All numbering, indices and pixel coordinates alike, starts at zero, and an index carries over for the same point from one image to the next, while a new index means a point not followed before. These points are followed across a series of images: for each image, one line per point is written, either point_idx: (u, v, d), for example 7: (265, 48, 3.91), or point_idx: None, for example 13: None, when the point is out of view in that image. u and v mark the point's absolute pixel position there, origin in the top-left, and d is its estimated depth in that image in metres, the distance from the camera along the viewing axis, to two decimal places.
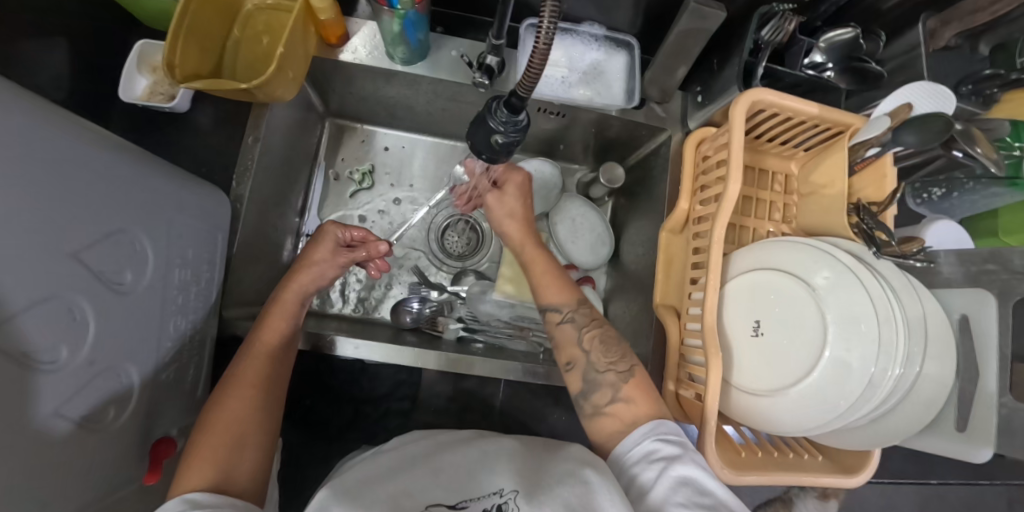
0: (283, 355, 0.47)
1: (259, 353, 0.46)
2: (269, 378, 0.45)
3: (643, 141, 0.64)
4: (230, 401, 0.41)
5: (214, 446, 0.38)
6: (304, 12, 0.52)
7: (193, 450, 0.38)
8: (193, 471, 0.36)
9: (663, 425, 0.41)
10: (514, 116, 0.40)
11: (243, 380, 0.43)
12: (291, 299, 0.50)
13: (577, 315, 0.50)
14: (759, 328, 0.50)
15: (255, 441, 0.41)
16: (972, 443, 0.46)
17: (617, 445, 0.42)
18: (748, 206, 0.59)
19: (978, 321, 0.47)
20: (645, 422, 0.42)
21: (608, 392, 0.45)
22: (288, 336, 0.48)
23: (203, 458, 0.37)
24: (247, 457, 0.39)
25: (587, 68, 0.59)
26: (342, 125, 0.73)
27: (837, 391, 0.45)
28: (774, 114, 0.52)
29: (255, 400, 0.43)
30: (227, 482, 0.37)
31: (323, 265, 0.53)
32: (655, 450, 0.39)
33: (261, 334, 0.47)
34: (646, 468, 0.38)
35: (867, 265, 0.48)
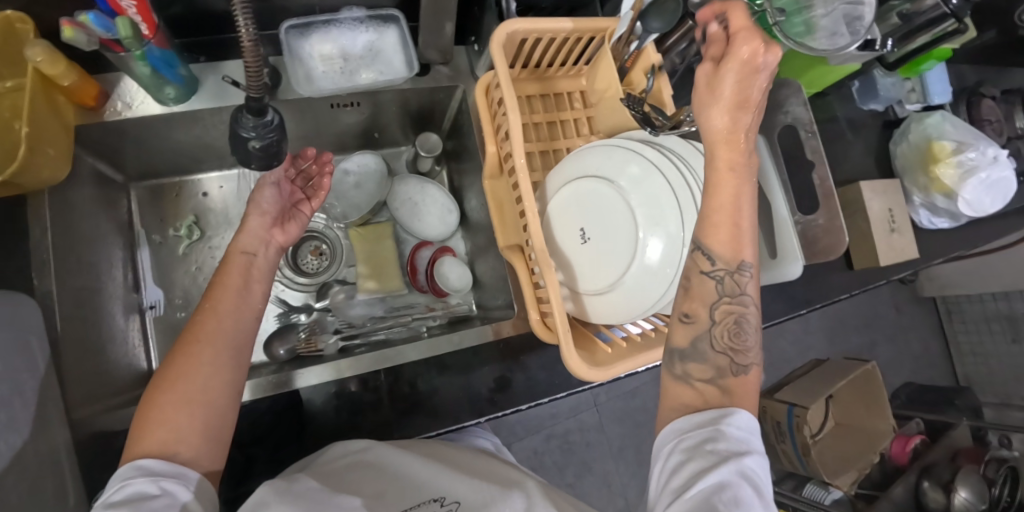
0: (239, 313, 0.45)
1: (212, 315, 0.44)
2: (224, 339, 0.42)
3: (445, 103, 0.66)
4: (181, 361, 0.40)
5: (172, 403, 0.37)
6: (38, 83, 0.49)
7: (151, 405, 0.37)
8: (149, 428, 0.36)
9: (733, 418, 0.36)
10: (261, 118, 0.41)
11: (197, 339, 0.41)
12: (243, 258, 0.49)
13: (728, 278, 0.39)
14: (585, 235, 0.53)
15: (210, 406, 0.39)
16: (784, 263, 0.50)
17: (672, 423, 0.38)
18: (555, 130, 0.63)
19: (757, 161, 0.52)
20: (709, 413, 0.37)
21: (709, 370, 0.39)
22: (242, 293, 0.47)
23: (155, 421, 0.36)
24: (200, 422, 0.38)
25: (362, 51, 0.59)
26: (152, 186, 0.71)
27: (663, 262, 0.48)
28: (537, 40, 0.55)
29: (209, 359, 0.41)
30: (176, 445, 0.36)
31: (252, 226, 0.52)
32: (701, 442, 0.35)
33: (213, 299, 0.45)
34: (676, 457, 0.35)
35: (654, 147, 0.52)
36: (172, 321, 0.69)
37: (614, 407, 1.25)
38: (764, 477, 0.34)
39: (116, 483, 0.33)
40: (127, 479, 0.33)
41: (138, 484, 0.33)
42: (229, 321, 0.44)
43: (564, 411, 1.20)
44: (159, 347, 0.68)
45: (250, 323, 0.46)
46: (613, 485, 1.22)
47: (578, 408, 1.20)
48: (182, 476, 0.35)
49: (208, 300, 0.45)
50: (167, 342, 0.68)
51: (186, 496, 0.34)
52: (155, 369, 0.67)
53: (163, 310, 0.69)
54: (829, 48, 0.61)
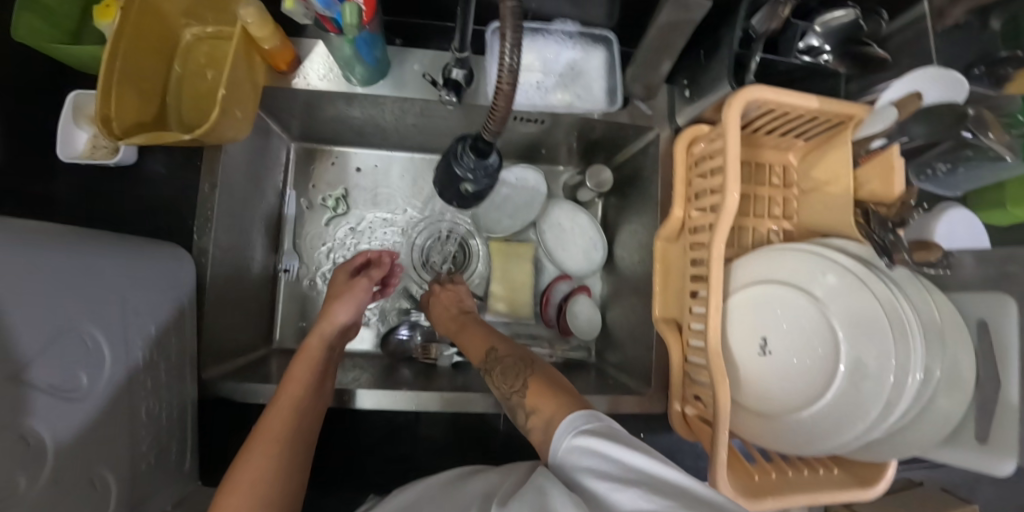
0: (308, 403, 0.45)
1: (284, 400, 0.44)
2: (293, 430, 0.42)
3: (631, 138, 0.62)
4: (257, 455, 0.38)
5: (246, 482, 0.35)
6: (243, 41, 0.47)
7: (224, 503, 0.34)
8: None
9: (583, 416, 0.35)
10: (482, 161, 0.36)
11: (266, 433, 0.40)
12: (317, 344, 0.51)
13: (489, 360, 0.50)
14: (766, 346, 0.47)
15: (285, 499, 0.37)
16: (992, 455, 0.41)
17: (550, 448, 0.35)
18: (747, 205, 0.57)
19: (996, 326, 0.43)
20: (564, 418, 0.36)
21: (523, 413, 0.42)
22: (316, 379, 0.48)
23: (232, 505, 0.34)
24: (276, 504, 0.36)
25: (564, 68, 0.56)
26: (311, 148, 0.70)
27: (855, 406, 0.42)
28: (769, 110, 0.49)
29: (282, 450, 0.39)
30: None
31: (344, 303, 0.56)
32: (587, 449, 0.31)
33: (284, 390, 0.45)
34: (580, 470, 0.30)
35: (876, 271, 0.45)
36: (299, 289, 0.68)
37: None
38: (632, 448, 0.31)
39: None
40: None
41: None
42: (302, 408, 0.44)
43: None
44: (283, 309, 0.68)
45: (316, 416, 0.45)
46: None
47: None
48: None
49: (278, 394, 0.45)
50: (290, 307, 0.68)
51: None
52: (276, 329, 0.67)
53: (295, 276, 0.69)
54: None
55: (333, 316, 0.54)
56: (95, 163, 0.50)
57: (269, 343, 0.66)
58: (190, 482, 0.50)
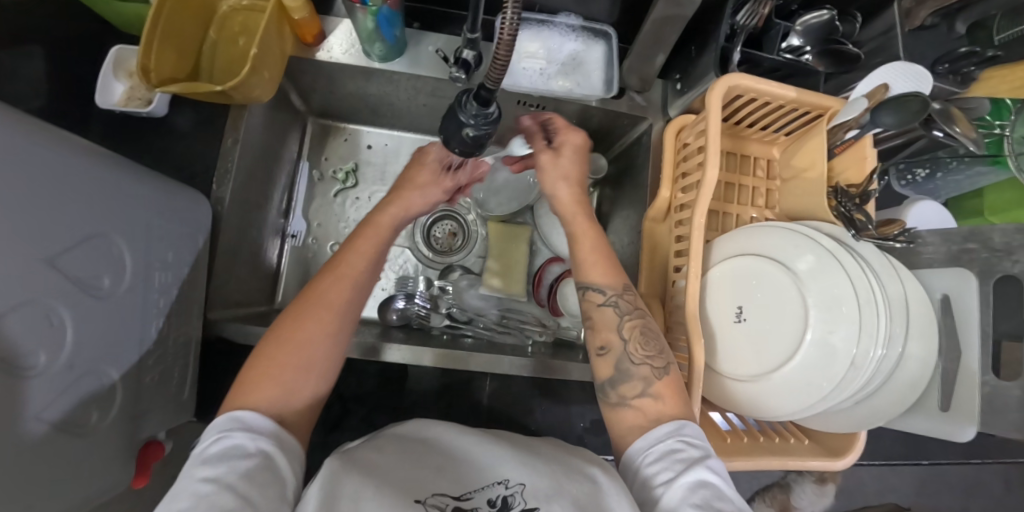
0: (364, 282, 0.44)
1: (341, 273, 0.44)
2: (342, 308, 0.43)
3: (626, 129, 0.65)
4: (299, 324, 0.40)
5: (283, 364, 0.38)
6: (276, 11, 0.52)
7: (268, 361, 0.38)
8: (261, 387, 0.37)
9: (686, 428, 0.40)
10: (483, 109, 0.40)
11: (316, 305, 0.41)
12: (387, 223, 0.48)
13: (621, 300, 0.47)
14: (742, 314, 0.50)
15: (320, 371, 0.40)
16: (954, 421, 0.44)
17: (635, 441, 0.41)
18: (730, 193, 0.60)
19: (958, 300, 0.46)
20: (667, 423, 0.41)
21: (639, 386, 0.44)
22: (374, 261, 0.46)
23: (266, 380, 0.37)
24: (308, 386, 0.39)
25: (565, 58, 0.60)
26: (327, 125, 0.75)
27: (820, 373, 0.45)
28: (751, 99, 0.53)
29: (327, 326, 0.41)
30: (286, 407, 0.37)
31: (423, 190, 0.51)
32: (677, 451, 0.38)
33: (345, 257, 0.44)
34: (665, 468, 0.37)
35: (846, 247, 0.48)
36: (304, 255, 0.71)
37: None
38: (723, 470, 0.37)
39: (214, 435, 0.33)
40: (227, 430, 0.34)
41: (237, 438, 0.33)
42: (353, 294, 0.44)
43: None
44: (288, 272, 0.71)
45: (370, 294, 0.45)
46: None
47: None
48: (278, 438, 0.35)
49: (337, 259, 0.45)
50: (295, 270, 0.71)
51: (280, 457, 0.34)
52: (279, 290, 0.70)
53: (301, 242, 0.72)
54: None
55: (407, 199, 0.50)
56: (128, 112, 0.55)
57: (271, 303, 0.68)
58: (186, 414, 0.52)
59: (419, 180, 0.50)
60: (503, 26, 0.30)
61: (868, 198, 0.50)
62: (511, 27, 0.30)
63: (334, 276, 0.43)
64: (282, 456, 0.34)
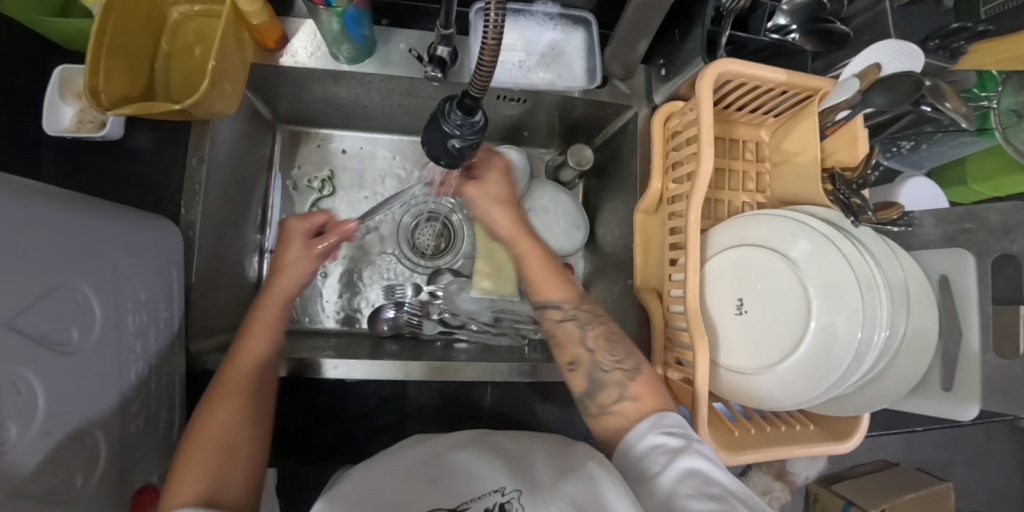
0: (267, 358, 0.45)
1: (242, 358, 0.44)
2: (253, 385, 0.43)
3: (610, 119, 0.63)
4: (214, 411, 0.40)
5: (203, 456, 0.37)
6: (232, 17, 0.48)
7: (183, 459, 0.37)
8: (182, 485, 0.35)
9: (666, 417, 0.41)
10: (469, 118, 0.38)
11: (224, 388, 0.42)
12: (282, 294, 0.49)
13: (580, 311, 0.49)
14: (742, 306, 0.49)
15: (247, 452, 0.39)
16: (958, 401, 0.45)
17: (624, 437, 0.42)
18: (721, 179, 0.58)
19: (957, 280, 0.46)
20: (648, 417, 0.42)
21: (615, 392, 0.45)
22: (275, 334, 0.47)
23: (192, 474, 0.36)
24: (238, 470, 0.38)
25: (544, 49, 0.57)
26: (296, 131, 0.70)
27: (824, 362, 0.45)
28: (741, 84, 0.51)
29: (241, 407, 0.41)
30: (218, 490, 0.36)
31: (297, 264, 0.51)
32: (660, 443, 0.39)
33: (245, 345, 0.45)
34: (655, 460, 0.38)
35: (844, 232, 0.47)
36: None
37: None
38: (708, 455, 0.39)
39: None
40: None
41: None
42: (249, 369, 0.44)
43: None
44: None
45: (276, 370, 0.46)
46: None
47: None
48: None
49: (235, 347, 0.45)
50: None
51: None
52: None
53: None
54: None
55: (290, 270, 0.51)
56: (80, 138, 0.51)
57: None
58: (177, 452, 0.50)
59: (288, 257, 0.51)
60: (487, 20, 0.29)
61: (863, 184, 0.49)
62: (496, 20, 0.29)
63: (237, 359, 0.44)
64: None
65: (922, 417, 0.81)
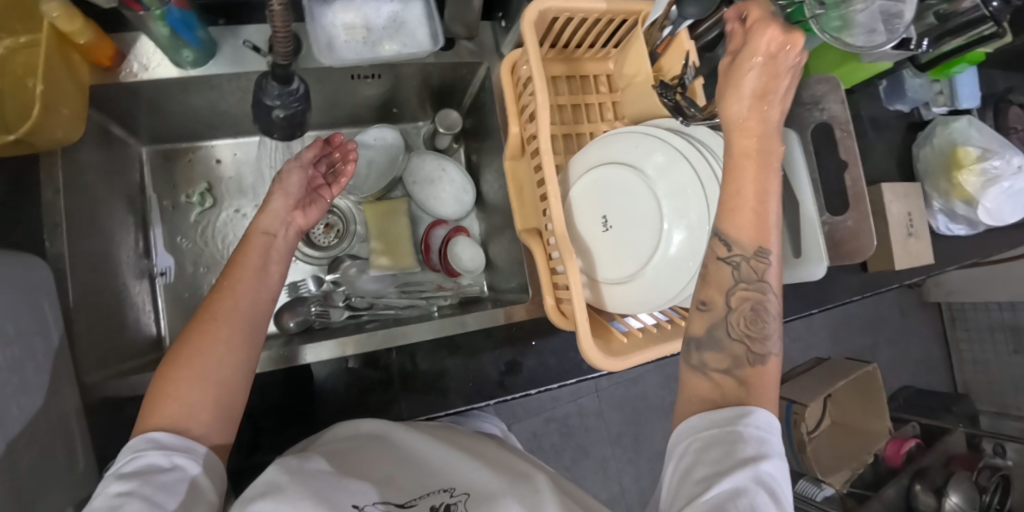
0: (258, 285, 0.45)
1: (226, 291, 0.43)
2: (244, 321, 0.42)
3: (468, 79, 0.65)
4: (196, 338, 0.40)
5: (184, 380, 0.37)
6: (54, 38, 0.47)
7: (165, 380, 0.37)
8: (163, 406, 0.36)
9: (750, 425, 0.32)
10: (286, 87, 0.41)
11: (211, 317, 0.41)
12: (260, 240, 0.47)
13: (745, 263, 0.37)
14: (607, 223, 0.52)
15: (224, 388, 0.39)
16: (808, 263, 0.50)
17: (689, 419, 0.35)
18: (578, 114, 0.62)
19: (787, 158, 0.51)
20: (725, 410, 0.34)
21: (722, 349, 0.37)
22: (261, 273, 0.46)
23: (169, 397, 0.36)
24: (210, 399, 0.38)
25: (385, 22, 0.58)
26: (167, 151, 0.70)
27: (684, 255, 0.48)
28: (568, 19, 0.54)
29: (223, 335, 0.40)
30: (187, 422, 0.36)
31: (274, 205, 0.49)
32: (715, 445, 0.32)
33: (233, 273, 0.45)
34: (696, 458, 0.33)
35: (681, 135, 0.51)
36: (181, 289, 0.69)
37: (614, 394, 1.20)
38: (783, 484, 0.31)
39: (128, 454, 0.33)
40: (138, 451, 0.33)
41: (151, 456, 0.33)
42: (243, 305, 0.43)
43: (563, 393, 1.16)
44: (170, 314, 0.67)
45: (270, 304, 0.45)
46: (609, 469, 1.18)
47: (580, 393, 1.16)
48: (192, 451, 0.35)
49: (226, 278, 0.44)
50: (179, 309, 0.68)
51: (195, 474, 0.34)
52: (165, 334, 0.67)
53: (173, 277, 0.69)
54: (865, 46, 0.58)
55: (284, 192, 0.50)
56: None
57: (160, 349, 0.65)
58: (88, 485, 0.50)
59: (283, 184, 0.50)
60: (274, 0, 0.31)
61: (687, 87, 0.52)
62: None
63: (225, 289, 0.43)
64: (198, 480, 0.34)
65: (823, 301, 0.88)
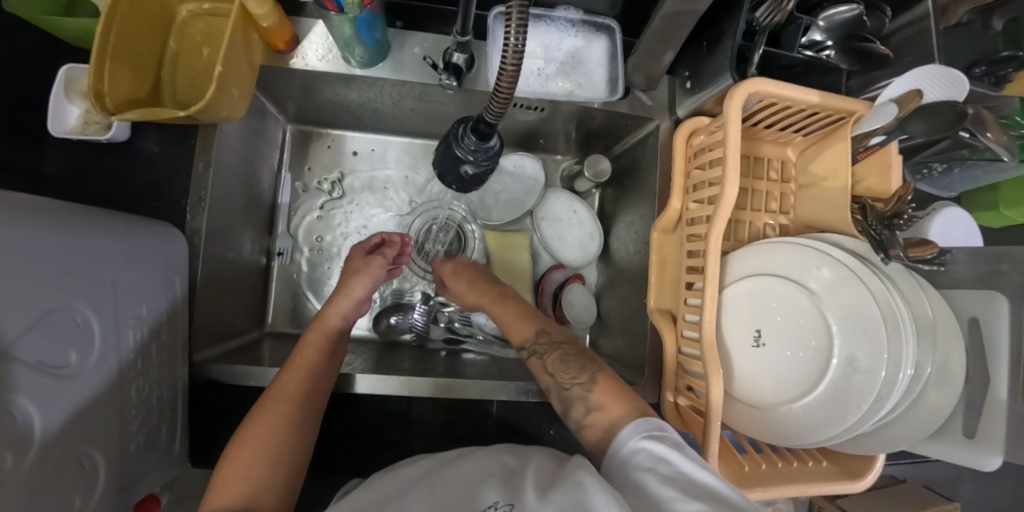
0: (323, 366, 0.47)
1: (295, 369, 0.46)
2: (307, 399, 0.44)
3: (630, 130, 0.63)
4: (260, 419, 0.40)
5: (250, 462, 0.37)
6: (242, 19, 0.46)
7: (231, 460, 0.37)
8: (227, 488, 0.35)
9: (649, 422, 0.39)
10: (482, 143, 0.39)
11: (276, 397, 0.42)
12: (335, 316, 0.51)
13: (539, 346, 0.51)
14: (760, 338, 0.47)
15: (286, 466, 0.39)
16: (979, 451, 0.42)
17: (610, 445, 0.39)
18: (744, 199, 0.56)
19: (987, 323, 0.43)
20: (633, 421, 0.39)
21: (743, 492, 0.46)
22: (329, 350, 0.49)
23: (236, 477, 0.36)
24: (276, 479, 0.37)
25: (565, 57, 0.57)
26: (306, 131, 0.70)
27: (843, 400, 0.43)
28: (770, 103, 0.49)
29: (289, 416, 0.41)
30: (254, 502, 0.35)
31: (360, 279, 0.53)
32: (648, 451, 0.36)
33: (301, 352, 0.47)
34: (642, 461, 0.35)
35: (871, 266, 0.45)
36: (292, 271, 0.68)
37: None
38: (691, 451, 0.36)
39: None
40: None
41: None
42: (307, 382, 0.45)
43: None
44: (277, 293, 0.67)
45: (329, 383, 0.47)
46: None
47: None
48: None
49: (294, 359, 0.47)
50: (284, 291, 0.68)
51: None
52: (268, 313, 0.67)
53: (289, 260, 0.68)
54: None
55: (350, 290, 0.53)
56: (85, 139, 0.50)
57: (261, 327, 0.65)
58: (180, 463, 0.50)
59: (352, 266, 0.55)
60: (507, 57, 0.30)
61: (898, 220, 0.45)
62: (515, 56, 0.30)
63: (292, 369, 0.45)
64: None
65: None
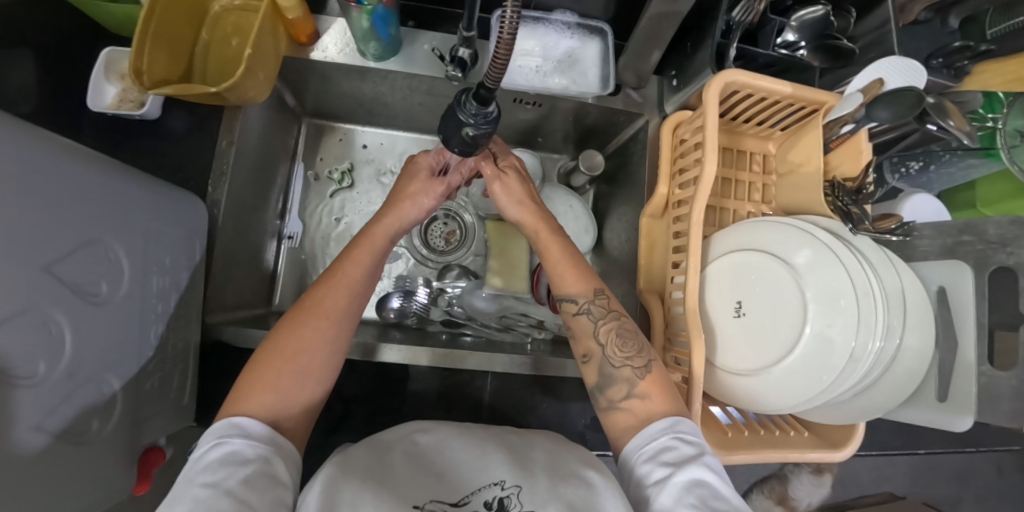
0: (365, 282, 0.45)
1: (337, 281, 0.43)
2: (343, 317, 0.42)
3: (622, 126, 0.67)
4: (297, 327, 0.40)
5: (281, 375, 0.38)
6: (271, 11, 0.51)
7: (264, 365, 0.38)
8: (255, 393, 0.37)
9: (681, 423, 0.40)
10: (483, 108, 0.40)
11: (315, 309, 0.41)
12: (383, 232, 0.47)
13: (594, 307, 0.48)
14: (741, 309, 0.50)
15: (314, 383, 0.40)
16: (951, 412, 0.45)
17: (629, 442, 0.41)
18: (727, 189, 0.60)
19: (955, 291, 0.46)
20: (661, 420, 0.41)
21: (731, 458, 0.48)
22: (374, 265, 0.46)
23: (265, 386, 0.37)
24: (304, 394, 0.39)
25: (561, 56, 0.61)
26: (320, 125, 0.75)
27: (818, 367, 0.45)
28: (748, 95, 0.53)
29: (326, 332, 0.41)
30: (281, 415, 0.37)
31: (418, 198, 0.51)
32: (669, 449, 0.38)
33: (345, 266, 0.44)
34: (655, 467, 0.37)
35: (843, 240, 0.48)
36: (301, 254, 0.72)
37: None
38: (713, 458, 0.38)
39: (214, 440, 0.33)
40: (226, 437, 0.33)
41: (236, 444, 0.33)
42: (348, 298, 0.43)
43: None
44: (285, 273, 0.71)
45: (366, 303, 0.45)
46: None
47: None
48: (275, 444, 0.35)
49: (339, 266, 0.44)
50: (292, 271, 0.71)
51: (278, 462, 0.34)
52: (276, 292, 0.70)
53: (298, 243, 0.72)
54: None
55: (404, 207, 0.50)
56: (120, 115, 0.55)
57: (269, 305, 0.68)
58: (186, 417, 0.52)
59: (409, 190, 0.50)
60: (502, 24, 0.29)
61: (864, 193, 0.50)
62: (509, 26, 0.29)
63: (333, 281, 0.43)
64: (280, 463, 0.34)
65: (927, 441, 0.79)
